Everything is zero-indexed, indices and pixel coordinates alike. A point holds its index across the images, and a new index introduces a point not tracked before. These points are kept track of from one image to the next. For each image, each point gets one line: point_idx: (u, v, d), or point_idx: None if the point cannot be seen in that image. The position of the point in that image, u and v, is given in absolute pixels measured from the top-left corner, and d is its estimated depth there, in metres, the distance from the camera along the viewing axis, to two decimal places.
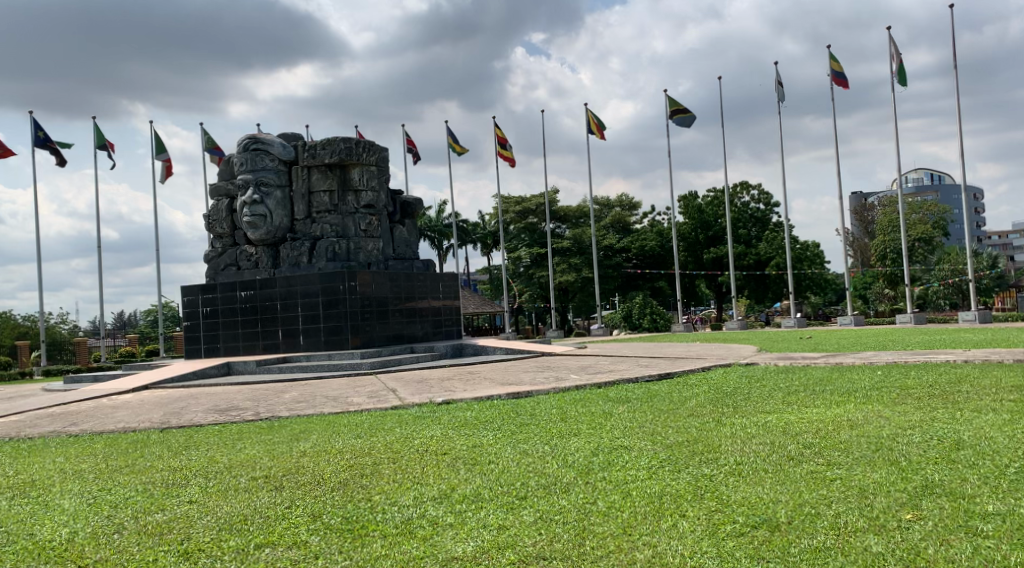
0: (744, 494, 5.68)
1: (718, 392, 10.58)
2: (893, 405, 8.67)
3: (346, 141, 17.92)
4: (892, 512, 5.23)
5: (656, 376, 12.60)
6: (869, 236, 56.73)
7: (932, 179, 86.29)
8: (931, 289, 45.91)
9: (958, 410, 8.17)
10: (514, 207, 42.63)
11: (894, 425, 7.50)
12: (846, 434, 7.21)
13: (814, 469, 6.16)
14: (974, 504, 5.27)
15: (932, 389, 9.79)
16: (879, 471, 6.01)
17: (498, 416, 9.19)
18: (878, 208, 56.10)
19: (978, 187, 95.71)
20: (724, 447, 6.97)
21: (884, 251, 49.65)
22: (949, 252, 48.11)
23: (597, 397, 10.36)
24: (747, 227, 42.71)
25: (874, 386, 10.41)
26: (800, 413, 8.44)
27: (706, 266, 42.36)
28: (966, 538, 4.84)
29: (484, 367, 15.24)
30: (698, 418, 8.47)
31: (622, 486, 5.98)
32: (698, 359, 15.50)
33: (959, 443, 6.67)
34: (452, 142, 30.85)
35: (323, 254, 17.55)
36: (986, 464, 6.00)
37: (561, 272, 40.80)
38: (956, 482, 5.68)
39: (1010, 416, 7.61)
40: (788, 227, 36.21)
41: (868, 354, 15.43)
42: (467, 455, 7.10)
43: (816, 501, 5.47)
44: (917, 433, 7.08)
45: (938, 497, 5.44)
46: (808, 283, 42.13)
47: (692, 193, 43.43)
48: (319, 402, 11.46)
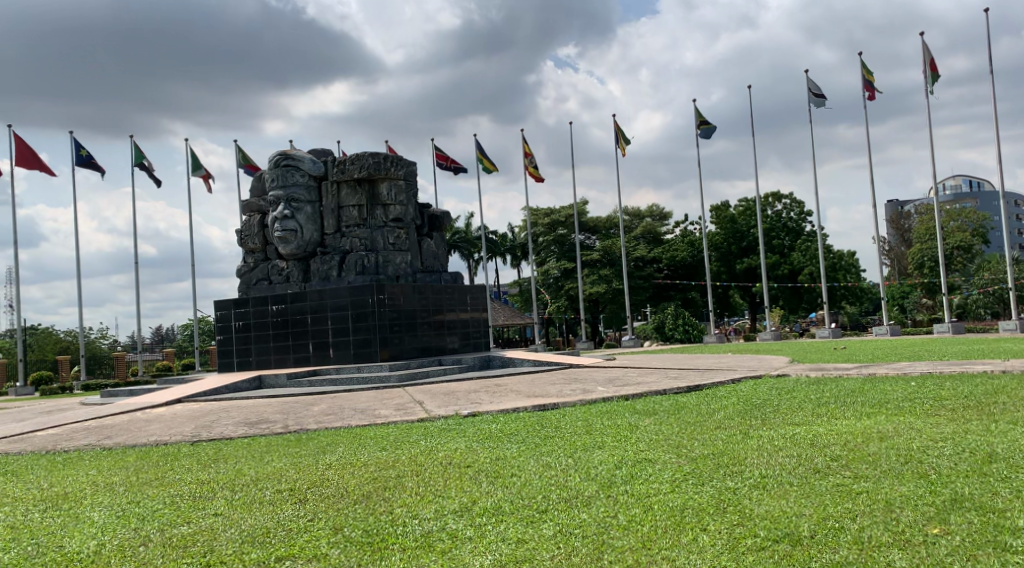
0: (767, 507, 5.61)
1: (745, 404, 10.43)
2: (924, 416, 8.54)
3: (374, 156, 18.05)
4: (918, 526, 5.13)
5: (684, 388, 12.49)
6: (906, 244, 56.01)
7: (971, 187, 84.68)
8: (970, 298, 45.13)
9: (992, 421, 8.03)
10: (543, 219, 42.72)
11: (925, 437, 7.36)
12: (875, 446, 7.09)
13: (841, 482, 6.07)
14: (1004, 518, 5.16)
15: (966, 400, 9.61)
16: (908, 484, 5.90)
17: (523, 428, 9.19)
18: (915, 216, 55.40)
19: (1016, 194, 94.04)
20: (750, 460, 6.89)
21: (922, 259, 49.02)
22: (990, 260, 47.29)
23: (622, 410, 10.27)
24: (780, 236, 42.37)
25: (908, 397, 10.21)
26: (829, 425, 8.32)
27: (739, 277, 42.01)
28: (993, 553, 4.73)
29: (511, 380, 15.27)
30: (726, 430, 8.38)
31: (644, 499, 5.93)
32: (729, 370, 15.34)
33: (992, 455, 6.53)
34: (480, 154, 31.06)
35: (353, 267, 17.69)
36: (1018, 478, 5.88)
37: (591, 284, 40.75)
38: (987, 496, 5.56)
39: None
40: (822, 236, 35.72)
41: (902, 365, 15.16)
42: (490, 467, 7.10)
43: (840, 515, 5.39)
44: (948, 445, 6.95)
45: (968, 511, 5.33)
46: (843, 294, 41.67)
47: (724, 204, 43.25)
48: (347, 415, 11.53)
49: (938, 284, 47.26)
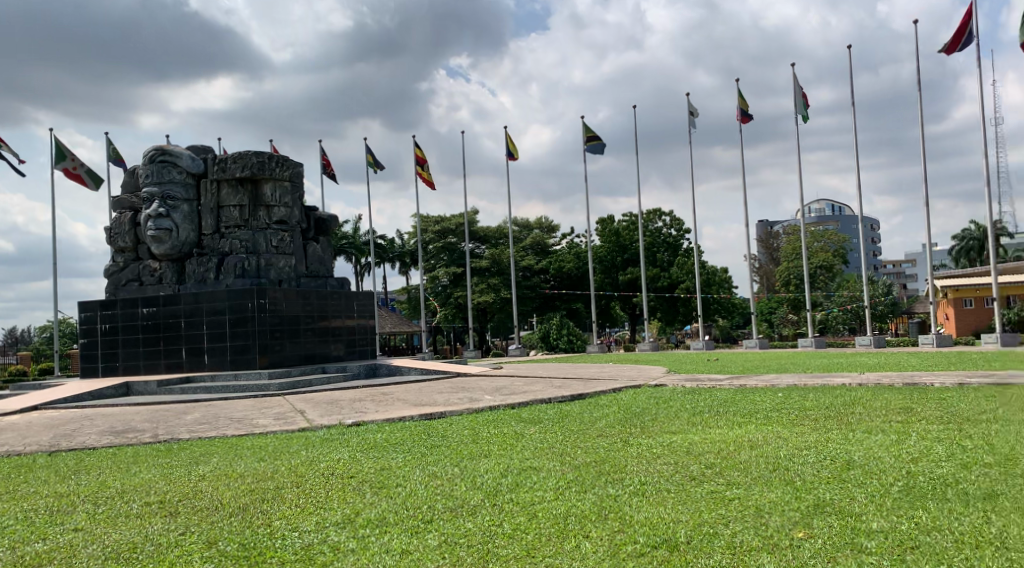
0: (646, 514, 5.74)
1: (626, 413, 10.67)
2: (790, 426, 8.96)
3: (258, 156, 17.52)
4: (785, 530, 5.38)
5: (569, 397, 12.66)
6: (774, 262, 58.86)
7: (833, 211, 89.93)
8: (830, 314, 47.72)
9: (850, 430, 8.53)
10: (433, 226, 42.65)
11: (791, 445, 7.74)
12: (746, 454, 7.39)
13: (715, 489, 6.28)
14: (860, 521, 5.49)
15: (827, 411, 10.17)
16: (776, 489, 6.19)
17: (408, 437, 9.08)
18: (784, 236, 58.46)
19: (873, 219, 100.52)
20: (630, 467, 7.04)
21: (788, 276, 51.73)
22: (848, 279, 50.33)
23: (508, 419, 10.31)
24: (660, 251, 43.76)
25: (776, 407, 10.70)
26: (704, 434, 8.62)
27: (622, 288, 42.94)
28: (851, 555, 5.02)
29: (397, 388, 15.08)
30: (608, 437, 8.55)
31: (529, 507, 5.96)
32: (611, 380, 15.64)
33: (850, 462, 6.95)
34: (370, 158, 30.67)
35: (232, 270, 17.08)
36: (873, 484, 6.28)
37: (480, 292, 40.68)
38: (846, 501, 5.87)
39: (897, 439, 7.98)
40: (699, 251, 36.99)
41: (771, 377, 15.85)
42: (374, 478, 6.98)
43: (714, 521, 5.57)
44: (812, 453, 7.34)
45: (828, 515, 5.64)
46: (716, 306, 43.36)
47: (610, 217, 44.31)
48: (223, 424, 11.10)
49: (803, 300, 49.87)
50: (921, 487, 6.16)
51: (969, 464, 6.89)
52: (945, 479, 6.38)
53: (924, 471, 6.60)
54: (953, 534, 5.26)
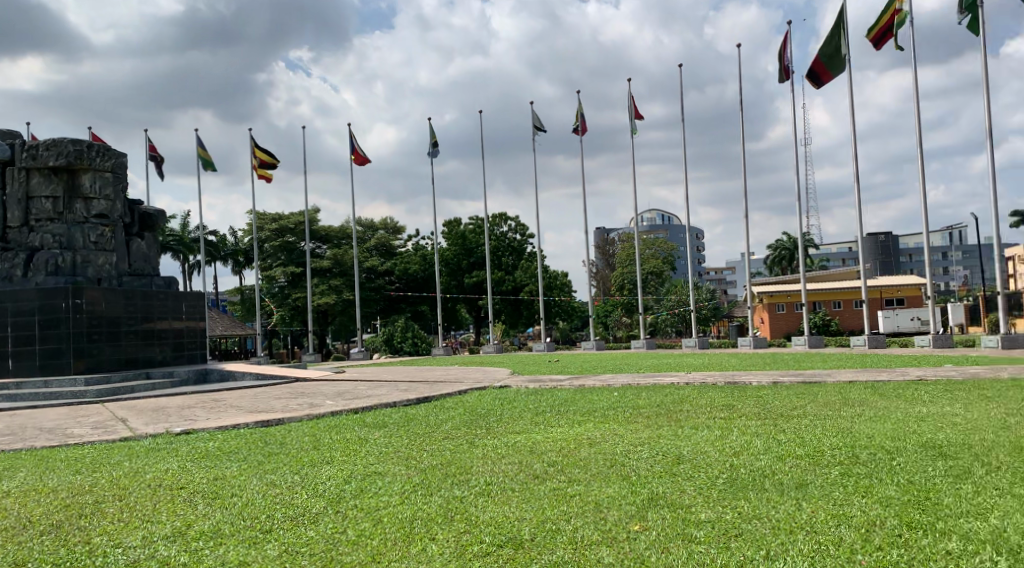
0: (492, 513, 5.73)
1: (472, 415, 10.65)
2: (625, 423, 9.27)
3: (76, 144, 16.28)
4: (622, 524, 5.56)
5: (413, 400, 12.49)
6: (611, 268, 61.02)
7: (665, 220, 94.44)
8: (660, 317, 49.93)
9: (680, 427, 8.98)
10: (269, 224, 41.16)
11: (626, 442, 8.03)
12: (585, 451, 7.57)
13: (557, 486, 6.37)
14: (689, 513, 5.80)
15: (659, 408, 10.62)
16: (614, 485, 6.39)
17: (244, 445, 8.63)
18: (619, 243, 60.83)
19: (700, 229, 106.47)
20: (475, 468, 7.01)
21: (621, 281, 53.96)
22: (676, 284, 53.08)
23: (352, 424, 10.03)
24: (504, 255, 44.38)
25: (612, 406, 11.03)
26: (546, 432, 8.76)
27: (467, 291, 43.10)
28: (681, 544, 5.27)
29: (231, 394, 14.37)
30: (452, 439, 8.50)
31: (374, 512, 5.78)
32: (455, 382, 15.60)
33: (679, 459, 7.33)
34: (202, 151, 29.25)
35: (43, 267, 15.74)
36: (701, 479, 6.65)
37: (321, 294, 39.47)
38: (676, 494, 6.24)
39: (722, 435, 8.51)
40: (541, 255, 37.66)
41: (608, 377, 16.33)
42: (208, 488, 6.56)
43: (557, 517, 5.65)
44: (646, 449, 7.66)
45: (660, 508, 5.89)
46: (557, 310, 44.40)
47: (456, 219, 44.51)
48: (32, 435, 10.14)
49: (635, 304, 52.13)
50: (742, 479, 6.70)
51: (782, 457, 7.56)
52: (763, 471, 6.98)
53: (744, 464, 7.17)
54: (769, 521, 5.71)
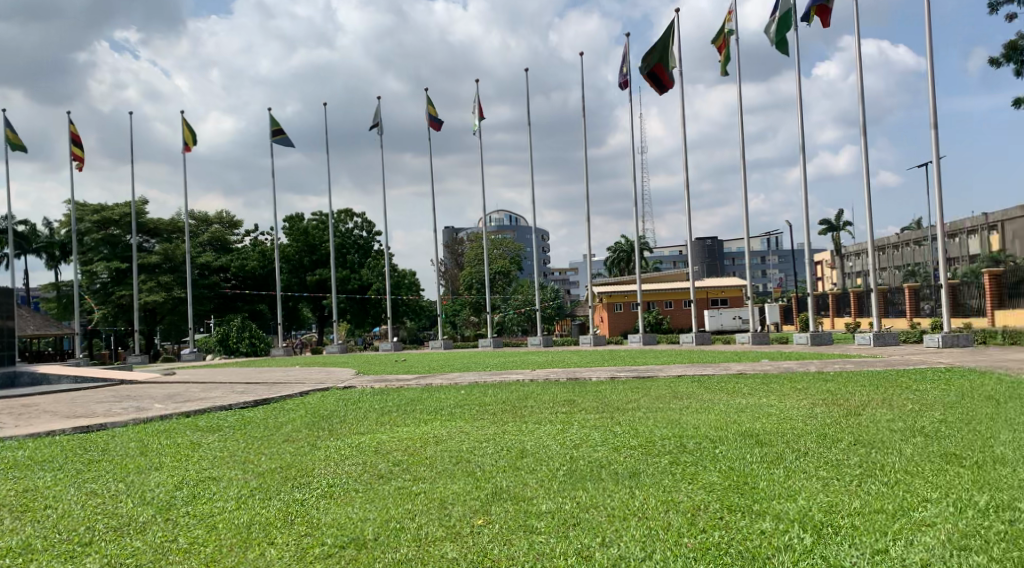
0: (334, 514, 5.60)
1: (313, 416, 10.37)
2: (471, 420, 9.32)
3: None
4: (466, 519, 5.58)
5: (251, 402, 12.04)
6: (459, 267, 61.36)
7: (512, 221, 96.03)
8: (506, 316, 50.63)
9: (524, 422, 9.13)
10: (90, 215, 38.49)
11: (471, 439, 8.08)
12: (430, 449, 7.55)
13: (402, 485, 6.32)
14: (531, 505, 5.90)
15: (504, 405, 10.74)
16: (458, 481, 6.42)
17: (61, 454, 8.01)
18: (467, 242, 61.30)
19: (545, 231, 108.95)
20: (317, 470, 6.83)
21: (470, 281, 54.41)
22: (523, 284, 54.14)
23: (183, 428, 9.54)
24: (350, 252, 43.75)
25: (457, 404, 11.04)
26: (391, 432, 8.65)
27: (310, 289, 42.12)
28: (524, 536, 5.34)
29: (47, 398, 13.34)
30: (293, 441, 8.24)
31: (207, 519, 5.51)
32: (296, 383, 15.15)
33: (523, 453, 7.45)
34: (11, 134, 26.99)
35: None
36: (544, 471, 6.80)
37: (148, 292, 37.30)
38: (519, 487, 6.33)
39: (563, 428, 8.74)
40: (387, 253, 37.33)
41: (453, 375, 16.38)
42: (18, 501, 6.04)
43: (401, 515, 5.60)
44: (490, 445, 7.75)
45: (504, 502, 5.97)
46: (403, 309, 44.12)
47: (298, 215, 43.34)
48: None
49: (483, 303, 52.72)
50: (581, 470, 6.90)
51: (618, 447, 7.84)
52: (600, 461, 7.22)
53: (582, 456, 7.38)
54: (605, 509, 5.89)
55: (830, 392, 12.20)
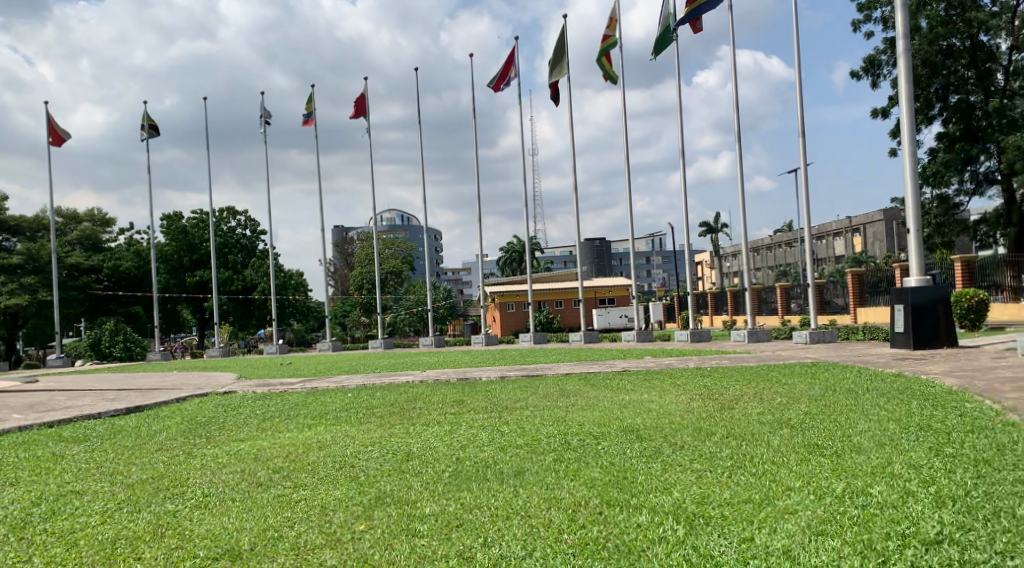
0: (208, 526, 5.46)
1: (190, 424, 10.00)
2: (357, 424, 9.23)
3: None
4: (347, 525, 5.54)
5: (121, 410, 11.51)
6: (348, 267, 60.44)
7: (403, 220, 95.35)
8: (398, 317, 50.08)
9: (412, 425, 9.11)
10: None
11: (356, 443, 8.01)
12: (313, 455, 7.44)
13: (282, 492, 6.21)
14: (415, 508, 5.92)
15: (392, 408, 10.67)
16: (341, 487, 6.36)
17: None
18: (357, 242, 60.43)
19: (436, 231, 108.75)
20: (192, 480, 6.63)
21: (361, 282, 53.74)
22: (414, 285, 53.90)
23: (46, 439, 9.04)
24: (233, 252, 42.52)
25: (343, 408, 10.89)
26: (272, 439, 8.46)
27: (189, 290, 40.60)
28: (406, 540, 5.35)
29: None
30: (167, 451, 7.94)
31: (67, 537, 5.28)
32: (173, 390, 14.57)
33: (408, 456, 7.44)
34: None
35: None
36: (429, 473, 6.82)
37: (8, 295, 34.80)
38: (403, 490, 6.32)
39: (451, 429, 8.78)
40: (273, 253, 36.42)
41: (342, 379, 16.11)
42: None
43: (279, 524, 5.51)
44: (376, 449, 7.71)
45: (387, 506, 5.96)
46: (290, 310, 43.11)
47: (176, 213, 41.58)
48: None
49: (374, 303, 52.18)
50: (466, 471, 6.95)
51: (504, 446, 7.94)
52: (485, 461, 7.29)
53: (468, 457, 7.43)
54: (489, 509, 5.97)
55: (707, 387, 12.66)
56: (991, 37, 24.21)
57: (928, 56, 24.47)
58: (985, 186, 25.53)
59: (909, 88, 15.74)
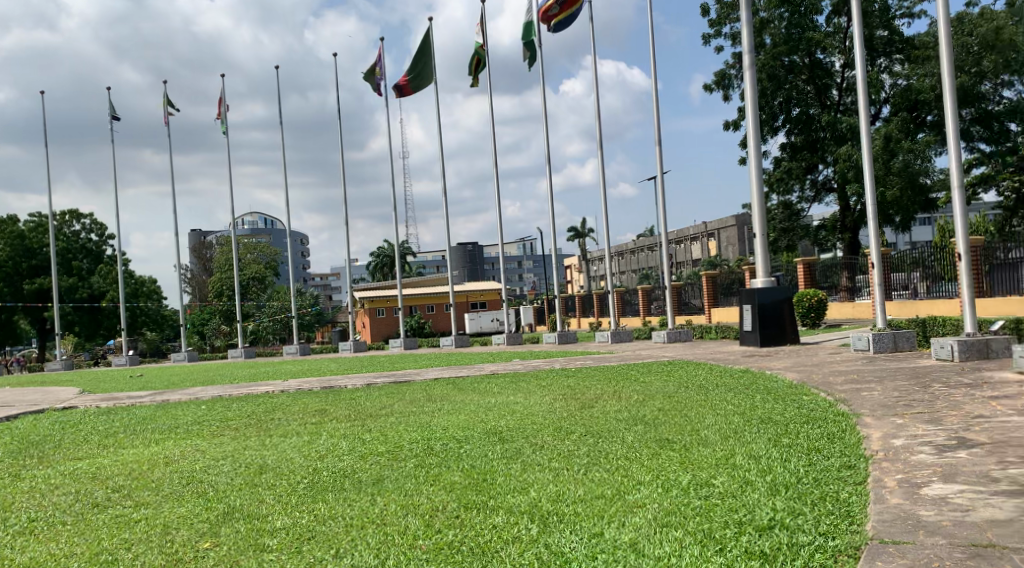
0: (33, 554, 5.13)
1: (22, 443, 9.35)
2: (210, 438, 8.89)
3: None
4: (190, 543, 5.33)
5: None
6: (207, 273, 58.27)
7: (267, 224, 92.89)
8: (260, 324, 48.67)
9: (268, 436, 8.86)
10: None
11: (207, 457, 7.71)
12: (158, 471, 7.11)
13: (120, 512, 5.91)
14: (265, 522, 5.75)
15: (248, 419, 10.34)
16: (187, 504, 6.11)
17: None
18: (216, 247, 58.38)
19: (302, 235, 106.45)
20: (18, 504, 6.20)
21: (220, 288, 51.98)
22: (278, 290, 52.67)
23: None
24: (77, 258, 40.17)
25: (196, 421, 10.46)
26: (116, 456, 8.04)
27: (27, 299, 37.97)
28: (254, 556, 5.19)
29: None
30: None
31: None
32: (4, 406, 13.60)
33: (262, 468, 7.23)
34: None
35: None
36: (282, 486, 6.65)
37: None
38: (253, 505, 6.14)
39: (309, 439, 8.60)
40: (121, 257, 34.62)
41: (195, 389, 15.51)
42: None
43: (115, 547, 5.24)
44: (228, 462, 7.45)
45: (236, 521, 5.77)
46: (142, 318, 41.13)
47: (11, 217, 39.00)
48: None
49: (234, 311, 50.51)
50: (323, 481, 6.82)
51: (364, 455, 7.83)
52: (343, 471, 7.17)
53: (326, 467, 7.28)
54: (343, 519, 5.87)
55: (569, 388, 12.92)
56: (828, 55, 25.90)
57: (772, 71, 25.75)
58: (823, 194, 27.29)
59: (756, 98, 16.51)
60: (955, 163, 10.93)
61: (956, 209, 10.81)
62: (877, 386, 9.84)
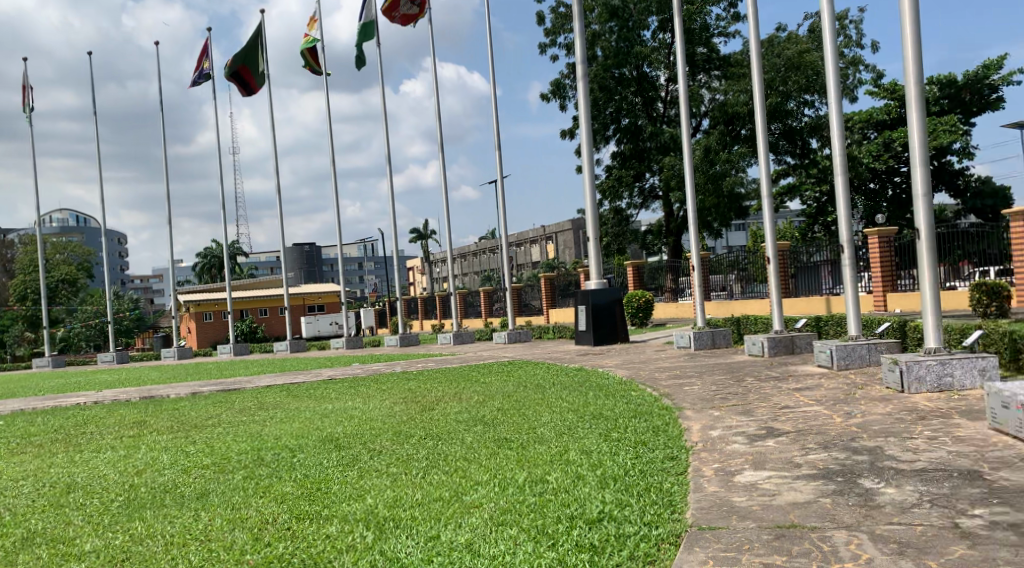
0: None
1: None
2: (12, 457, 8.25)
3: None
4: None
5: None
6: (10, 275, 53.64)
7: (80, 222, 86.79)
8: (71, 331, 45.39)
9: (80, 452, 8.33)
10: None
11: (8, 479, 7.17)
12: None
13: None
14: (73, 547, 5.42)
15: (58, 434, 9.66)
16: None
17: None
18: (20, 247, 53.86)
19: (121, 235, 100.24)
20: None
21: (25, 292, 48.02)
22: (92, 294, 49.34)
23: None
24: None
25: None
26: None
27: None
28: None
29: None
30: None
31: None
32: None
33: (72, 488, 6.81)
34: None
35: None
36: (93, 505, 6.29)
37: None
38: (61, 528, 5.77)
39: (126, 454, 8.15)
40: None
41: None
42: None
43: None
44: (31, 484, 6.95)
45: (41, 548, 5.41)
46: None
47: None
48: None
49: (41, 316, 46.80)
50: (141, 498, 6.50)
51: (187, 468, 7.52)
52: (164, 486, 6.85)
53: (144, 483, 6.94)
54: (163, 538, 5.62)
55: (408, 391, 12.89)
56: (654, 69, 27.22)
57: (602, 82, 26.75)
58: (650, 201, 28.67)
59: (588, 107, 17.10)
60: (764, 173, 11.71)
61: (764, 215, 11.61)
62: (697, 380, 10.47)
